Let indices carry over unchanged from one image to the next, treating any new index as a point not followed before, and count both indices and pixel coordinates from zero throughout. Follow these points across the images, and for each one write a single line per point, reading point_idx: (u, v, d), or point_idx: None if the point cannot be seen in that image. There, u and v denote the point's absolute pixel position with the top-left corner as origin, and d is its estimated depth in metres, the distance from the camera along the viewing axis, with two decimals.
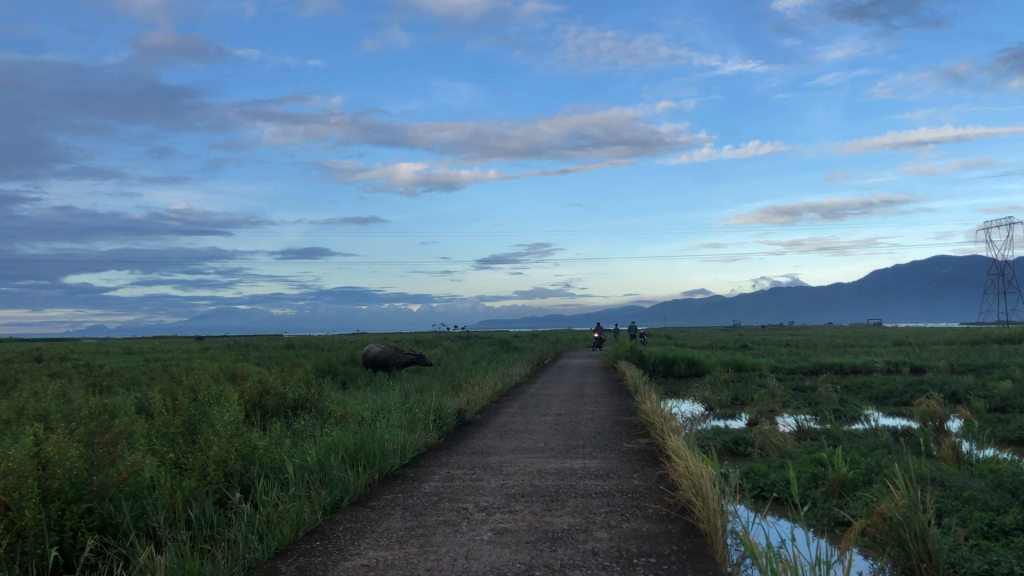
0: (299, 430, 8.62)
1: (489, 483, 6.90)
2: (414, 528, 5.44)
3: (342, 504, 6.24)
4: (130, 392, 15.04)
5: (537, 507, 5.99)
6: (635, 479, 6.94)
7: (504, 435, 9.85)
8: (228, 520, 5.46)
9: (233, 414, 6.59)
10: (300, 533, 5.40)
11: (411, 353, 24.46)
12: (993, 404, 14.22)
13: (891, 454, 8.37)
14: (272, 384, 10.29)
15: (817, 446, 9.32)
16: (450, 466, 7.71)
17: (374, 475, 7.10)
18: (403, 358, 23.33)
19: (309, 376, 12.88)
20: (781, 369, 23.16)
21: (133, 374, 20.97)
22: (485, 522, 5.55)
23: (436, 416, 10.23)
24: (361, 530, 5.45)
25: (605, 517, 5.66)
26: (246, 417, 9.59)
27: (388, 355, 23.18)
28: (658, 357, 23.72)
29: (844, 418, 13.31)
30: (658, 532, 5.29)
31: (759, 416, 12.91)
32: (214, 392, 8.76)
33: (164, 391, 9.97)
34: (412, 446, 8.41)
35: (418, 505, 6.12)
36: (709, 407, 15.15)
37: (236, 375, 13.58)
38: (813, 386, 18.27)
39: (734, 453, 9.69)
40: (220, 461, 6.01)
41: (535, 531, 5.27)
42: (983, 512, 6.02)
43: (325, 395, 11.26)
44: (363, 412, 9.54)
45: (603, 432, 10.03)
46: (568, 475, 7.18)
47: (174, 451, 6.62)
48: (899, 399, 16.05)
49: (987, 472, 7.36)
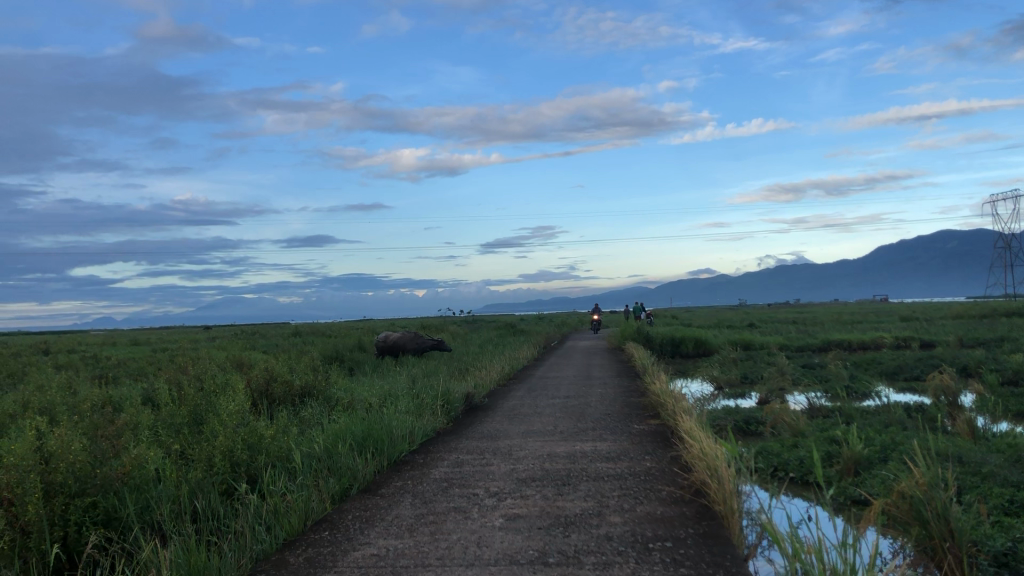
0: (306, 419, 8.54)
1: (499, 468, 6.81)
2: (424, 515, 5.34)
3: (351, 492, 6.15)
4: (136, 383, 15.00)
5: (549, 491, 5.89)
6: (647, 461, 6.85)
7: (513, 419, 9.75)
8: (236, 511, 5.39)
9: (238, 403, 6.50)
10: (309, 523, 5.33)
11: (428, 338, 24.40)
12: (1005, 377, 14.12)
13: (906, 430, 8.28)
14: (279, 372, 10.20)
15: (829, 423, 9.24)
16: (459, 452, 7.63)
17: (383, 462, 7.01)
18: (424, 345, 23.34)
19: (315, 363, 12.79)
20: (790, 347, 23.07)
21: (139, 365, 20.87)
22: (496, 508, 5.44)
23: (444, 400, 10.14)
24: (371, 518, 5.37)
25: (618, 500, 5.56)
26: (253, 406, 9.53)
27: (409, 340, 23.23)
28: (666, 338, 23.59)
29: (855, 394, 13.23)
30: (673, 515, 5.19)
31: (770, 394, 12.81)
32: (220, 383, 8.69)
33: (170, 380, 9.90)
34: (421, 431, 8.34)
35: (427, 491, 6.03)
36: (718, 386, 15.08)
37: (242, 364, 13.51)
38: (823, 363, 18.14)
39: (746, 432, 9.59)
40: (226, 451, 5.93)
41: (548, 517, 5.17)
42: (1002, 488, 5.92)
43: (332, 382, 11.18)
44: (371, 398, 9.46)
45: (612, 413, 9.96)
46: (579, 459, 7.08)
47: (180, 442, 6.55)
48: (910, 375, 15.95)
49: (1005, 447, 7.24)
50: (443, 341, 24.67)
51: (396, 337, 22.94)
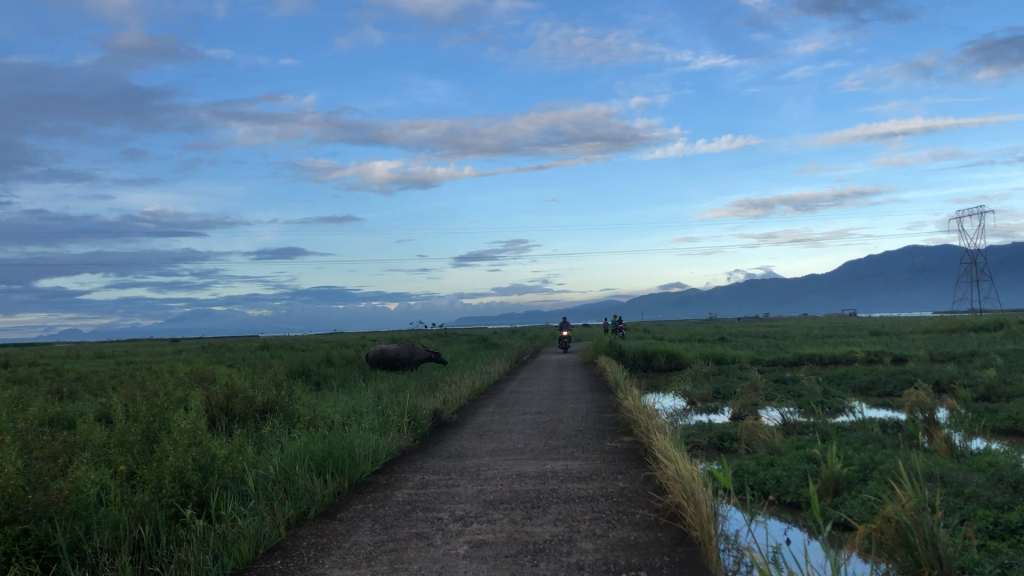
0: (266, 437, 8.18)
1: (466, 489, 6.51)
2: (384, 543, 5.02)
3: (307, 516, 5.84)
4: (94, 398, 14.52)
5: (517, 515, 5.59)
6: (620, 481, 6.59)
7: (482, 436, 9.46)
8: (182, 539, 5.02)
9: (189, 421, 6.13)
10: (260, 551, 4.99)
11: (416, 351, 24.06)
12: (978, 393, 14.01)
13: (883, 448, 8.09)
14: (240, 387, 9.79)
15: (805, 440, 9.03)
16: (424, 472, 7.32)
17: (343, 483, 6.70)
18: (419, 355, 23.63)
19: (280, 378, 12.38)
20: (761, 362, 22.92)
21: (99, 379, 20.17)
22: (461, 534, 5.14)
23: (411, 418, 9.80)
24: (326, 545, 5.05)
25: (590, 524, 5.29)
26: (211, 425, 9.14)
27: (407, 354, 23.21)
28: (637, 352, 23.39)
29: (829, 410, 13.07)
30: (648, 541, 4.91)
31: (743, 410, 12.63)
32: (176, 399, 8.32)
33: (125, 395, 9.45)
34: (385, 449, 8.02)
35: (389, 515, 5.72)
36: (690, 402, 14.84)
37: (203, 377, 13.02)
38: (796, 377, 17.99)
39: (720, 449, 9.37)
40: (176, 473, 5.57)
41: (516, 543, 4.87)
42: (987, 510, 5.70)
43: (295, 398, 10.76)
44: (334, 416, 9.10)
45: (584, 430, 9.69)
46: (550, 479, 6.79)
47: (128, 462, 6.16)
48: (883, 390, 15.81)
49: (986, 466, 7.04)
50: (433, 352, 24.39)
51: (391, 350, 22.71)
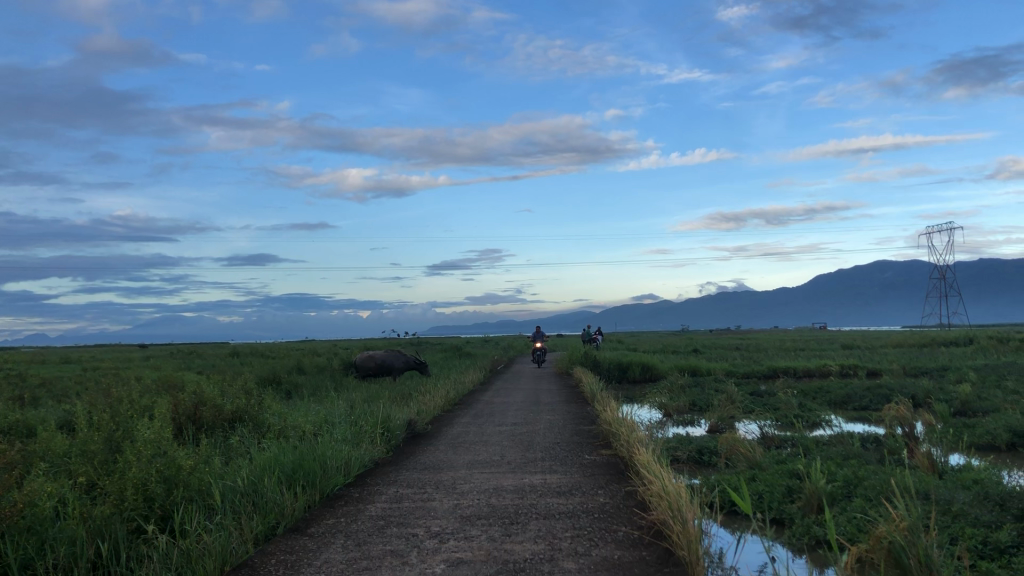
0: (234, 447, 7.91)
1: (441, 504, 6.29)
2: (357, 560, 4.79)
3: (277, 530, 5.61)
4: (58, 404, 14.11)
5: (495, 532, 5.38)
6: (600, 497, 6.42)
7: (457, 448, 9.24)
8: (144, 555, 4.77)
9: (154, 430, 5.87)
10: (226, 568, 4.74)
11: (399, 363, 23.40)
12: (954, 408, 13.98)
13: (866, 464, 7.97)
14: (209, 395, 9.49)
15: (785, 454, 8.91)
16: (398, 485, 7.09)
17: (315, 496, 6.46)
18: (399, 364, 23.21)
19: (249, 385, 12.07)
20: (736, 374, 22.88)
21: (62, 384, 19.68)
22: (436, 551, 4.93)
23: (384, 429, 9.56)
24: (296, 563, 4.81)
25: (572, 542, 5.10)
26: (179, 434, 8.85)
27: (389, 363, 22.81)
28: (613, 364, 23.26)
29: (805, 424, 12.97)
30: (632, 560, 4.73)
31: (720, 423, 12.51)
32: (140, 405, 8.03)
33: (89, 400, 9.11)
34: (358, 461, 7.79)
35: (362, 531, 5.49)
36: (667, 414, 14.70)
37: (170, 383, 12.66)
38: (772, 390, 17.93)
39: (699, 463, 9.23)
40: (139, 485, 5.31)
41: (494, 563, 4.66)
42: (975, 528, 5.59)
43: (266, 407, 10.48)
44: (304, 426, 8.86)
45: (561, 442, 9.51)
46: (528, 493, 6.60)
47: (90, 472, 5.88)
48: (859, 404, 15.77)
49: (970, 483, 6.92)
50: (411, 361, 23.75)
51: (380, 355, 22.49)
